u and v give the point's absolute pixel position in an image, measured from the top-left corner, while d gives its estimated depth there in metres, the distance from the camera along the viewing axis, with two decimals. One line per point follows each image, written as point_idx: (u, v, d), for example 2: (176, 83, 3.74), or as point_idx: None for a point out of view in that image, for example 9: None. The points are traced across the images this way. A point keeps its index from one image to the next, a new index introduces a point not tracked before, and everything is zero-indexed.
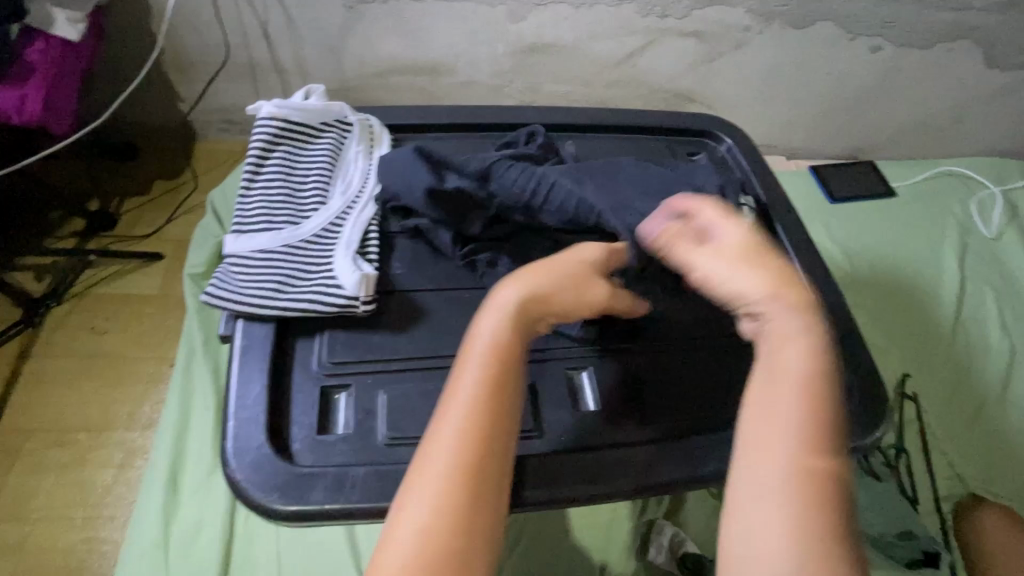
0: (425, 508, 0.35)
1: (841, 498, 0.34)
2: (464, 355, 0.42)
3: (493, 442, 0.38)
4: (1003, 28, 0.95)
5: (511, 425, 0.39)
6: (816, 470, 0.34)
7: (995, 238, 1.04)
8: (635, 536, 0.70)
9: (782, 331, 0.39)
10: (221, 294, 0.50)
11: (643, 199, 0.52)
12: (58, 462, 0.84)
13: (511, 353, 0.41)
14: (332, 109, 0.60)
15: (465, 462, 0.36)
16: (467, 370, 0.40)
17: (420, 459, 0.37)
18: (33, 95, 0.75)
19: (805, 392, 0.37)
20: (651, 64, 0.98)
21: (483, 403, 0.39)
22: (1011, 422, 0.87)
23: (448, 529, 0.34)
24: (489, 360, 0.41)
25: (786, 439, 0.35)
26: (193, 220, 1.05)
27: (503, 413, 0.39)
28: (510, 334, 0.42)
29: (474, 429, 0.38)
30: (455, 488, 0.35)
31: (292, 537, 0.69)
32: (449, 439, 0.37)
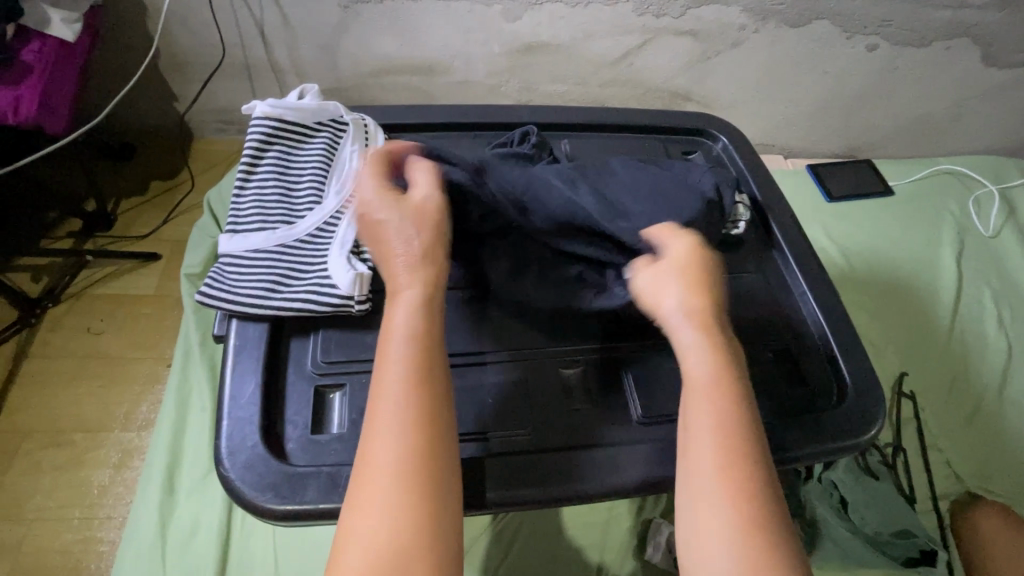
0: (386, 513, 0.35)
1: (762, 495, 0.38)
2: (383, 349, 0.40)
3: (414, 438, 0.37)
4: (1001, 26, 0.95)
5: (447, 405, 0.40)
6: (738, 474, 0.38)
7: (992, 237, 1.04)
8: (632, 534, 0.71)
9: (690, 347, 0.44)
10: (214, 293, 0.50)
11: (635, 204, 0.53)
12: (54, 463, 0.84)
13: (430, 337, 0.41)
14: (326, 109, 0.60)
15: (411, 457, 0.36)
16: (382, 372, 0.40)
17: (364, 465, 0.37)
18: (27, 96, 0.75)
19: (717, 400, 0.41)
20: (647, 63, 0.98)
21: (416, 394, 0.38)
22: (1008, 420, 0.87)
23: (412, 527, 0.35)
24: (410, 350, 0.40)
25: (706, 458, 0.39)
26: (189, 220, 1.05)
27: (436, 397, 0.39)
28: (422, 318, 0.42)
29: (416, 423, 0.37)
30: (388, 492, 0.36)
31: (289, 536, 0.69)
32: (390, 438, 0.37)
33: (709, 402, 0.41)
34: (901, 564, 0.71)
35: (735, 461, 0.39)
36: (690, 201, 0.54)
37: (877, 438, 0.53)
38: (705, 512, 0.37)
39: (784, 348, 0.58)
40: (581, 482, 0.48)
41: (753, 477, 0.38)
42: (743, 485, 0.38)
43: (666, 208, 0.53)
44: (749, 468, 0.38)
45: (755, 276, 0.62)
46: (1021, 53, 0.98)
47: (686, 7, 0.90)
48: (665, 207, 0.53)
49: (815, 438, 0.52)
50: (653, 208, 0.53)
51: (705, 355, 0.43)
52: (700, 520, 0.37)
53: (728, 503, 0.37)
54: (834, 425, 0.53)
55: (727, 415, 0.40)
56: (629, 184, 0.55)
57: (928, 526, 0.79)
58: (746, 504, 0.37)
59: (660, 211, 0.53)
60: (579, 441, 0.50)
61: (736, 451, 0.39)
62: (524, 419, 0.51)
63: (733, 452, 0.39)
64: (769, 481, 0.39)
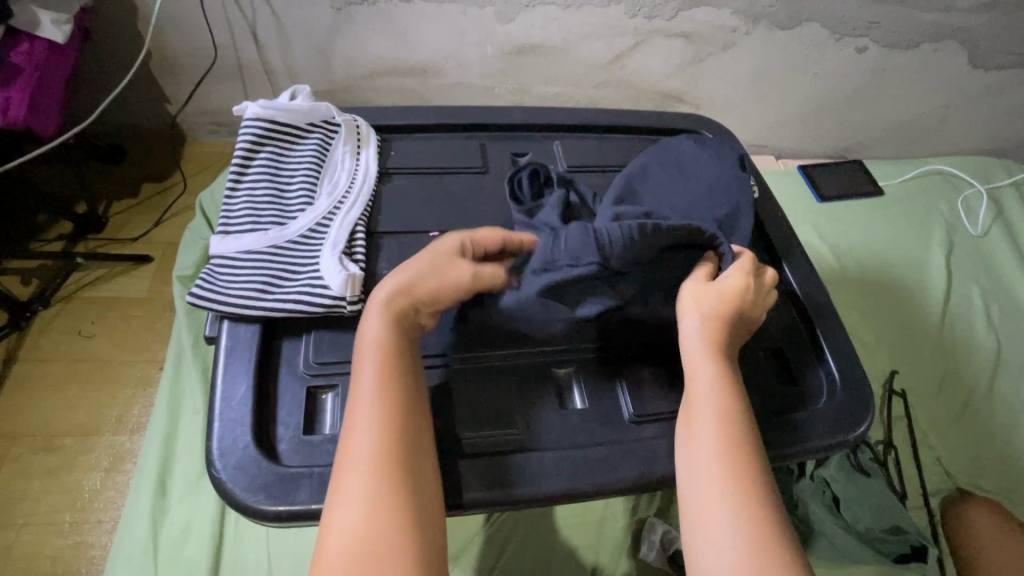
0: (360, 506, 0.37)
1: (745, 488, 0.40)
2: (357, 359, 0.43)
3: (399, 435, 0.40)
4: (987, 29, 0.96)
5: (416, 406, 0.42)
6: (724, 462, 0.41)
7: (981, 236, 1.05)
8: (627, 533, 0.71)
9: (693, 351, 0.46)
10: (206, 294, 0.50)
11: (696, 206, 0.54)
12: (44, 467, 0.83)
13: (399, 347, 0.44)
14: (319, 110, 0.60)
15: (381, 453, 0.39)
16: (363, 375, 0.42)
17: (340, 463, 0.39)
18: (17, 97, 0.75)
19: (704, 398, 0.44)
20: (640, 64, 0.99)
21: (386, 396, 0.41)
22: (998, 417, 0.88)
23: (388, 518, 0.37)
24: (382, 357, 0.43)
25: (706, 448, 0.42)
26: (181, 222, 1.05)
27: (405, 399, 0.42)
28: (392, 328, 0.44)
29: (384, 423, 0.40)
30: (375, 486, 0.38)
31: (283, 538, 0.69)
32: (361, 437, 0.39)
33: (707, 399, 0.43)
34: (893, 561, 0.71)
35: (727, 452, 0.41)
36: (734, 186, 0.56)
37: (868, 434, 0.54)
38: (710, 500, 0.40)
39: (777, 347, 0.59)
40: (573, 480, 0.48)
41: (745, 465, 0.41)
42: (739, 473, 0.40)
43: (718, 199, 0.55)
44: (734, 456, 0.41)
45: None
46: (1007, 55, 1.00)
47: (678, 9, 0.91)
48: (717, 200, 0.55)
49: (806, 435, 0.52)
50: (712, 206, 0.55)
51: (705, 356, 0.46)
52: (709, 508, 0.39)
53: (719, 492, 0.40)
54: (825, 422, 0.53)
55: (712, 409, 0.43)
56: (670, 189, 0.56)
57: (920, 523, 0.79)
58: (749, 489, 0.40)
59: (717, 206, 0.55)
60: (571, 439, 0.51)
61: (723, 442, 0.42)
62: (515, 418, 0.51)
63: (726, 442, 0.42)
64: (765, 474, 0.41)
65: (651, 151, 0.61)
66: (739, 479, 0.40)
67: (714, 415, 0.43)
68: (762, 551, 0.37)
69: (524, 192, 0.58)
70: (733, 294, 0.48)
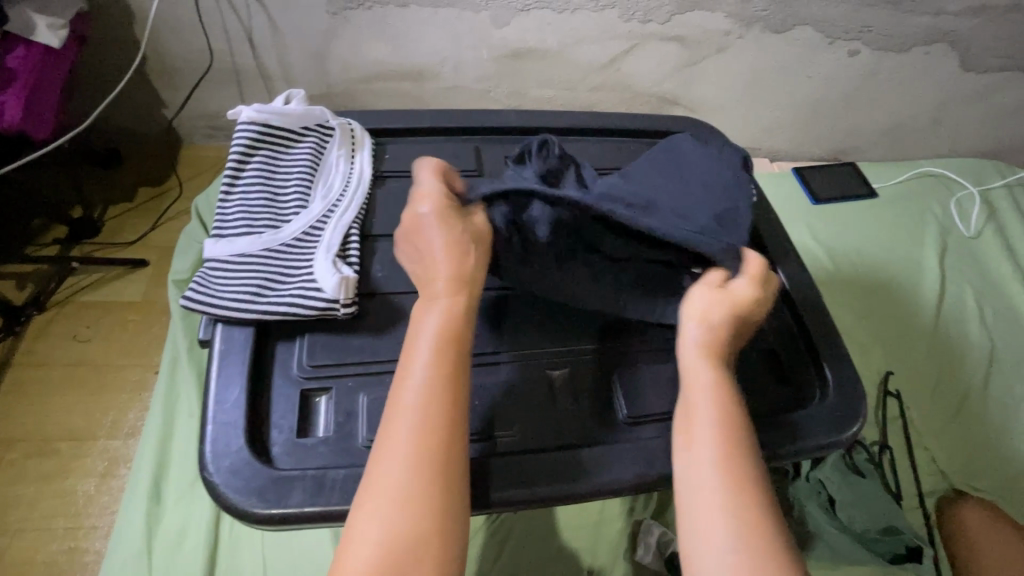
0: (396, 504, 0.37)
1: (757, 497, 0.40)
2: (409, 351, 0.43)
3: (448, 435, 0.39)
4: (977, 32, 0.97)
5: (464, 408, 0.41)
6: (732, 467, 0.41)
7: (974, 237, 1.05)
8: (623, 536, 0.71)
9: (693, 360, 0.46)
10: (199, 298, 0.50)
11: (700, 194, 0.55)
12: (38, 472, 0.83)
13: (459, 343, 0.43)
14: (313, 113, 0.60)
15: (423, 454, 0.38)
16: (415, 369, 0.41)
17: (376, 459, 0.39)
18: (12, 102, 0.75)
19: (719, 404, 0.44)
20: (634, 68, 1.00)
21: (431, 398, 0.40)
22: (992, 417, 0.88)
23: (425, 518, 0.37)
24: (432, 357, 0.42)
25: (714, 454, 0.42)
26: (177, 227, 1.05)
27: (457, 401, 0.41)
28: (451, 322, 0.43)
29: (427, 424, 0.39)
30: (414, 484, 0.37)
31: (278, 543, 0.69)
32: (402, 435, 0.39)
33: (716, 404, 0.44)
34: (889, 561, 0.71)
35: (731, 456, 0.41)
36: (734, 189, 0.57)
37: (860, 434, 0.54)
38: (708, 504, 0.40)
39: (772, 349, 0.59)
40: (568, 481, 0.48)
41: (745, 470, 0.41)
42: (739, 479, 0.40)
43: (717, 199, 0.55)
44: (739, 461, 0.41)
45: None
46: (998, 58, 1.01)
47: (672, 13, 0.92)
48: (717, 199, 0.55)
49: (800, 435, 0.53)
50: (712, 204, 0.55)
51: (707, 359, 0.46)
52: (706, 510, 0.40)
53: (730, 498, 0.40)
54: (819, 423, 0.54)
55: (719, 414, 0.43)
56: (671, 184, 0.56)
57: (915, 524, 0.79)
58: (747, 495, 0.40)
59: (717, 204, 0.55)
60: (566, 441, 0.51)
61: (728, 448, 0.42)
62: (508, 419, 0.51)
63: (732, 448, 0.42)
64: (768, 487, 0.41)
65: (649, 150, 0.61)
66: (744, 486, 0.40)
67: (718, 420, 0.43)
68: (762, 559, 0.37)
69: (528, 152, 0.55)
70: (741, 305, 0.48)
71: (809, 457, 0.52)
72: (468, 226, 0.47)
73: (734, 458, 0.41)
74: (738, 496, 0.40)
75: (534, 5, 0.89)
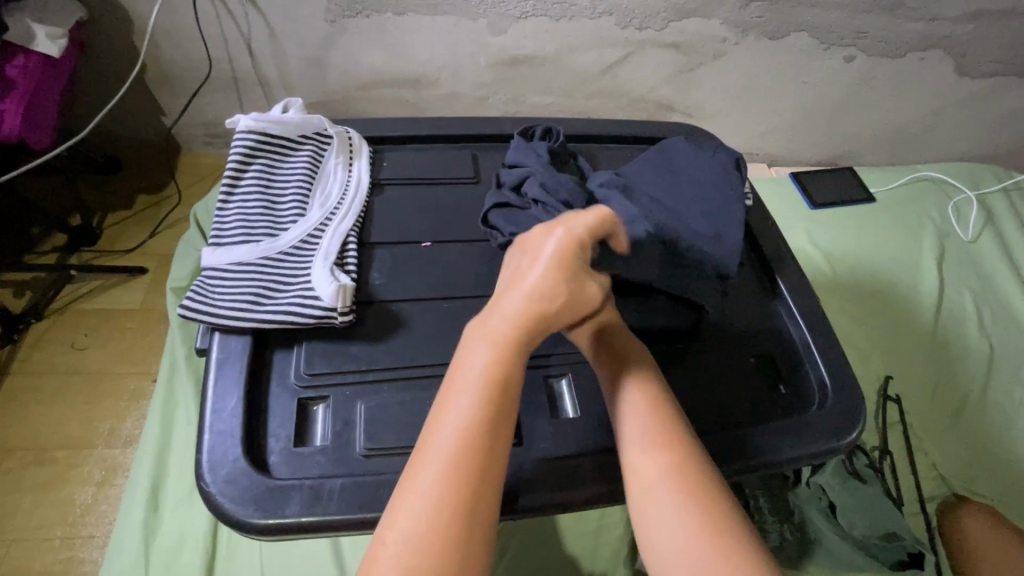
0: (414, 534, 0.36)
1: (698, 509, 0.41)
2: (452, 381, 0.43)
3: (478, 477, 0.38)
4: (972, 37, 0.97)
5: (500, 456, 0.40)
6: (679, 486, 0.42)
7: (971, 242, 1.06)
8: (623, 543, 0.70)
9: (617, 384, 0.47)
10: (197, 306, 0.50)
11: (692, 188, 0.58)
12: (36, 480, 0.83)
13: (506, 385, 0.42)
14: (310, 122, 0.61)
15: (449, 489, 0.38)
16: (456, 400, 0.41)
17: (409, 474, 0.39)
18: (12, 111, 0.75)
19: (652, 424, 0.45)
20: (631, 74, 1.00)
21: (476, 424, 0.40)
22: (992, 422, 0.88)
23: (440, 555, 0.36)
24: (481, 386, 0.41)
25: (649, 472, 0.43)
26: (176, 234, 1.05)
27: (494, 446, 0.40)
28: (499, 362, 0.42)
29: (466, 451, 0.39)
30: (433, 518, 0.37)
31: (276, 552, 0.68)
32: (439, 457, 0.39)
33: (648, 424, 0.45)
34: (890, 567, 0.71)
35: (672, 479, 0.42)
36: (727, 189, 0.58)
37: (860, 439, 0.54)
38: (657, 516, 0.42)
39: (770, 354, 0.59)
40: (567, 489, 0.48)
41: (699, 485, 0.42)
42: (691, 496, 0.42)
43: (710, 197, 0.57)
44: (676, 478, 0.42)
45: (736, 283, 0.63)
46: (993, 63, 1.01)
47: (668, 20, 0.92)
48: (707, 193, 0.58)
49: (798, 440, 0.52)
50: (705, 202, 0.57)
51: (636, 379, 0.47)
52: (657, 528, 0.41)
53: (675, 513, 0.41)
54: (819, 429, 0.54)
55: (657, 437, 0.44)
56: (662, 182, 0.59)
57: (916, 529, 0.79)
58: (699, 506, 0.41)
59: (709, 202, 0.57)
60: (565, 449, 0.50)
61: (674, 469, 0.43)
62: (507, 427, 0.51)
63: (677, 469, 0.43)
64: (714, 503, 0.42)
65: (646, 154, 0.62)
66: (696, 502, 0.42)
67: (647, 439, 0.44)
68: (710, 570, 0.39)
69: (534, 134, 0.62)
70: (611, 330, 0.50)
71: (807, 464, 0.52)
72: (575, 286, 0.46)
73: (678, 475, 0.42)
74: (689, 515, 0.41)
75: (531, 12, 0.90)
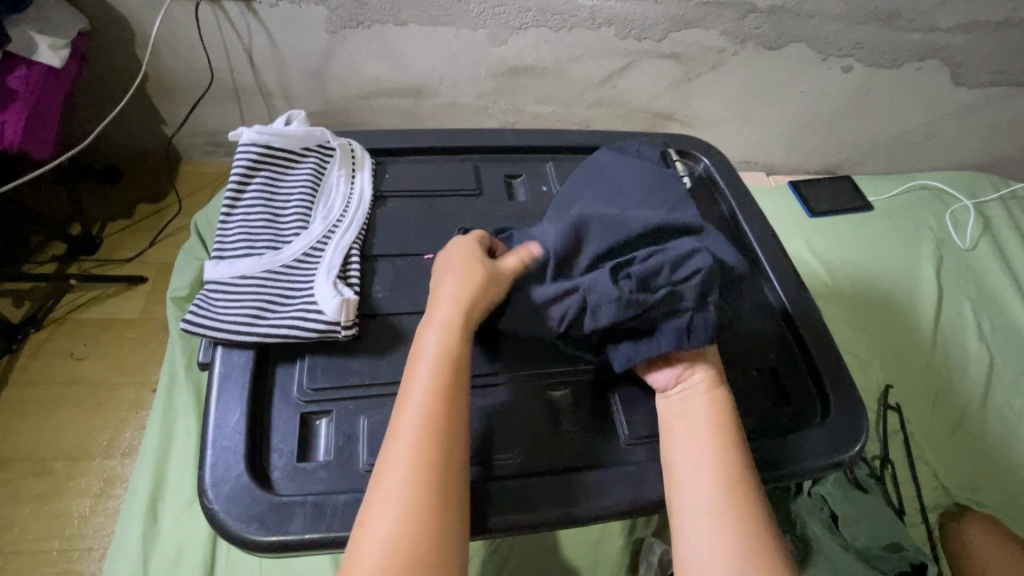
0: (395, 521, 0.37)
1: (749, 527, 0.42)
2: (412, 365, 0.45)
3: (448, 452, 0.40)
4: (969, 48, 0.98)
5: (464, 427, 0.42)
6: (729, 500, 0.44)
7: (970, 250, 1.06)
8: (626, 553, 0.70)
9: (691, 405, 0.49)
10: (200, 320, 0.50)
11: (640, 189, 0.55)
12: (32, 493, 0.82)
13: (457, 358, 0.45)
14: (313, 134, 0.61)
15: (421, 470, 0.39)
16: (417, 381, 0.43)
17: (382, 465, 0.40)
18: (13, 121, 0.75)
19: (715, 443, 0.46)
20: (630, 85, 1.01)
21: (433, 397, 0.42)
22: (991, 431, 0.88)
23: (423, 537, 0.37)
24: (437, 362, 0.44)
25: (706, 487, 0.44)
26: (175, 243, 1.05)
27: (457, 420, 0.42)
28: (452, 340, 0.45)
29: (433, 419, 0.41)
30: (411, 501, 0.38)
31: (275, 564, 0.68)
32: (405, 433, 0.41)
33: (708, 440, 0.47)
34: None
35: (728, 501, 0.44)
36: (668, 190, 0.56)
37: (863, 452, 0.54)
38: (704, 528, 0.43)
39: (772, 368, 0.59)
40: (568, 505, 0.48)
41: (748, 515, 0.43)
42: (740, 524, 0.42)
43: (657, 199, 0.55)
44: (734, 496, 0.44)
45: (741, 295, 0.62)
46: (989, 74, 1.02)
47: (667, 31, 0.93)
48: (655, 191, 0.55)
49: (800, 455, 0.52)
50: (664, 201, 0.54)
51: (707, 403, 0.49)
52: (698, 535, 0.43)
53: (724, 527, 0.42)
54: (819, 443, 0.53)
55: (719, 459, 0.45)
56: (608, 193, 0.56)
57: (919, 539, 0.79)
58: (747, 523, 0.43)
59: (662, 201, 0.54)
60: (569, 464, 0.51)
61: (726, 485, 0.44)
62: (511, 443, 0.51)
63: (732, 491, 0.44)
64: (763, 525, 0.43)
65: (579, 176, 0.60)
66: (739, 517, 0.43)
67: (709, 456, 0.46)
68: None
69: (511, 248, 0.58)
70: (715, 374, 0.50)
71: (810, 477, 0.53)
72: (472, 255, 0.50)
73: (734, 494, 0.44)
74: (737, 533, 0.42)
75: (531, 23, 0.90)
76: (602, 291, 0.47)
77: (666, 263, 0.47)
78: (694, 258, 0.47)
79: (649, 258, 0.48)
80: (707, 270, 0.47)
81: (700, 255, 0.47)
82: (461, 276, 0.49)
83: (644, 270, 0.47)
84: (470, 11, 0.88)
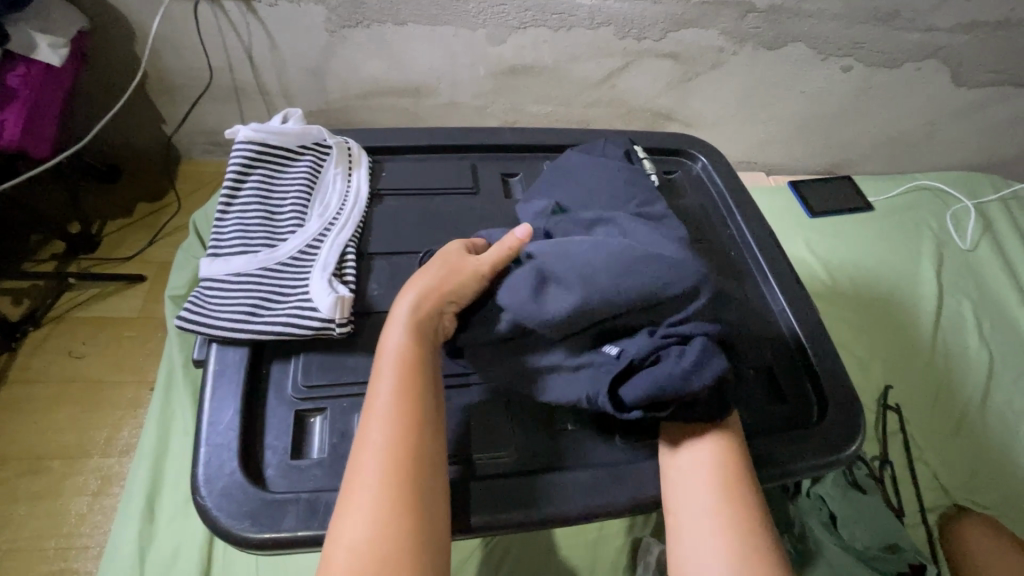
0: (366, 525, 0.37)
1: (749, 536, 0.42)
2: (376, 368, 0.45)
3: (419, 453, 0.41)
4: (969, 47, 0.97)
5: (432, 426, 0.42)
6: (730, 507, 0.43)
7: (971, 250, 1.06)
8: (623, 553, 0.70)
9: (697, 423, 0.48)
10: (195, 318, 0.49)
11: (606, 191, 0.56)
12: (29, 491, 0.82)
13: (419, 355, 0.45)
14: (310, 132, 0.61)
15: (389, 473, 0.39)
16: (381, 383, 0.43)
17: (351, 471, 0.40)
18: (12, 119, 0.75)
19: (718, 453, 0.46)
20: (629, 84, 1.01)
21: (402, 390, 0.43)
22: (991, 433, 0.88)
23: (396, 541, 0.37)
24: (401, 359, 0.44)
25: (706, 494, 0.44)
26: (174, 242, 1.05)
27: (422, 418, 0.42)
28: (416, 341, 0.46)
29: (399, 421, 0.41)
30: (383, 506, 0.38)
31: (272, 564, 0.68)
32: (374, 438, 0.41)
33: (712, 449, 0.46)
34: None
35: (731, 507, 0.44)
36: (636, 188, 0.57)
37: (859, 452, 0.54)
38: (704, 535, 0.43)
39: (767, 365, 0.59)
40: (563, 503, 0.48)
41: (750, 524, 0.43)
42: (740, 531, 0.42)
43: (624, 200, 0.56)
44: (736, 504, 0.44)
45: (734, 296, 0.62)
46: (988, 73, 1.02)
47: (666, 30, 0.92)
48: (624, 191, 0.56)
49: (797, 453, 0.52)
50: (630, 202, 0.55)
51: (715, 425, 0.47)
52: (696, 542, 0.43)
53: (723, 533, 0.42)
54: (815, 442, 0.53)
55: (721, 469, 0.45)
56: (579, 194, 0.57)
57: (918, 540, 0.79)
58: (748, 532, 0.42)
59: (629, 202, 0.55)
60: (563, 462, 0.51)
61: (727, 493, 0.44)
62: (506, 441, 0.51)
63: (733, 498, 0.44)
64: (763, 532, 0.43)
65: (548, 177, 0.61)
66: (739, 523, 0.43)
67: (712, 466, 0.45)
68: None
69: None
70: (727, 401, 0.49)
71: (807, 478, 0.53)
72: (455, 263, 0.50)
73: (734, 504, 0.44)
74: (736, 540, 0.42)
75: (530, 22, 0.90)
76: (600, 406, 0.46)
77: (668, 384, 0.43)
78: (701, 370, 0.43)
79: (651, 370, 0.44)
80: (708, 372, 0.43)
81: (709, 369, 0.43)
82: (425, 274, 0.50)
83: (643, 384, 0.44)
84: (469, 10, 0.88)
